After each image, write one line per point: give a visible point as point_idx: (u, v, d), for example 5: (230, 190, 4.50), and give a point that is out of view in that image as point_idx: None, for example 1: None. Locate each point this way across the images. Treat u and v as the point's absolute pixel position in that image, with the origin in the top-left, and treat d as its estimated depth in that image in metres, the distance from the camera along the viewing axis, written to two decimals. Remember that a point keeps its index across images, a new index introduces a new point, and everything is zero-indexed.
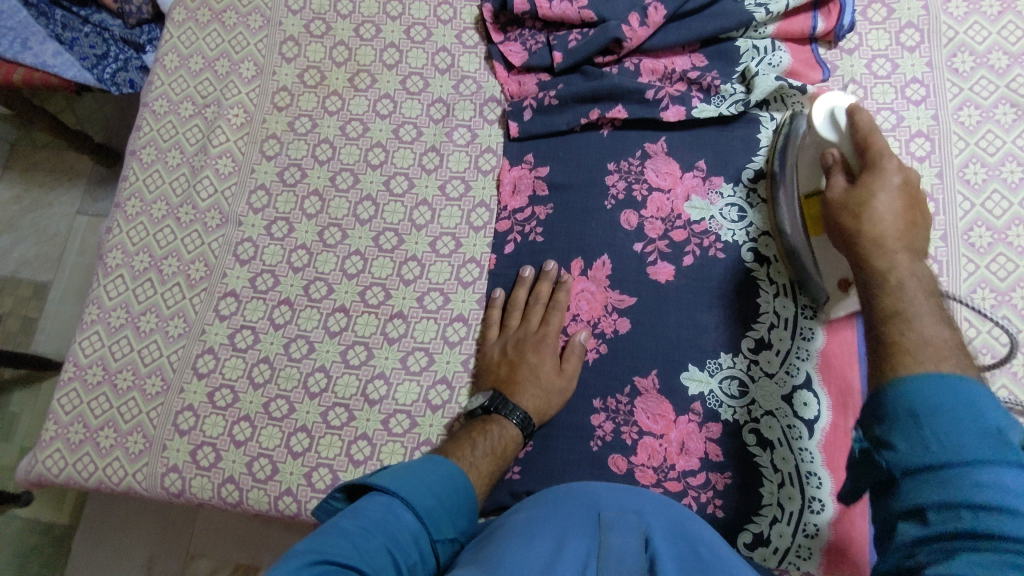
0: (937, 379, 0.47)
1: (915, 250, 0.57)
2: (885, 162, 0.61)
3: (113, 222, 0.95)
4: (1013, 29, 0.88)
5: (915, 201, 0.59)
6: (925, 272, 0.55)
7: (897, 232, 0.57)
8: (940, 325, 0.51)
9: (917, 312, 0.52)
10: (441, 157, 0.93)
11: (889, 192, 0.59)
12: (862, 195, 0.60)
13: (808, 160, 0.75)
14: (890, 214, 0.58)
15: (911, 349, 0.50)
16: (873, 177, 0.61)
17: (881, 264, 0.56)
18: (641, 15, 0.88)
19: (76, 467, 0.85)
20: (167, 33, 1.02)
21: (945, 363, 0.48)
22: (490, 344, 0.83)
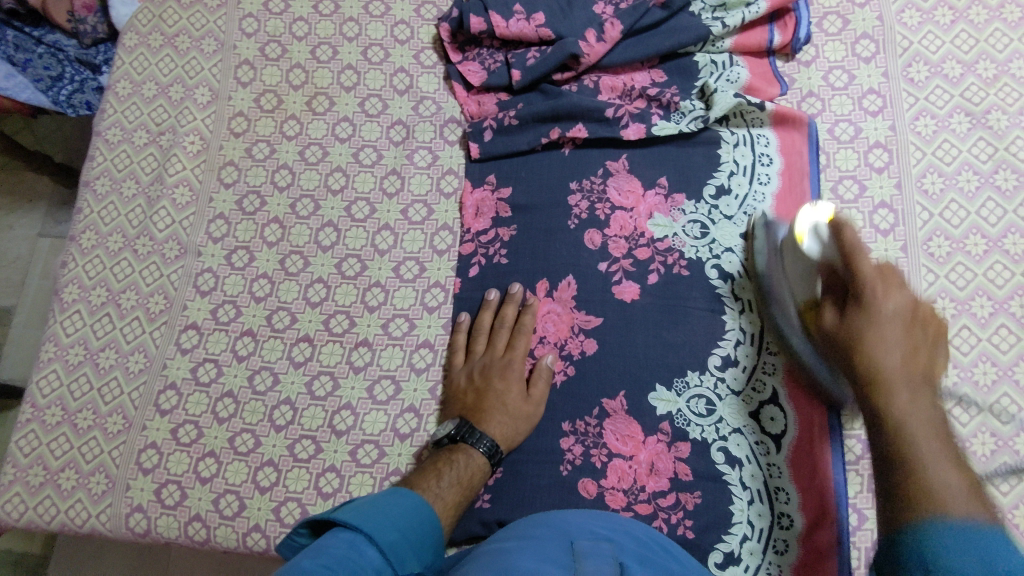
0: (941, 526, 0.44)
1: (914, 369, 0.54)
2: (880, 295, 0.58)
3: (68, 256, 0.93)
4: (965, 38, 0.89)
5: (915, 325, 0.56)
6: (929, 409, 0.52)
7: (901, 374, 0.54)
8: (953, 465, 0.48)
9: (924, 446, 0.49)
10: (402, 180, 0.92)
11: (883, 327, 0.56)
12: (854, 335, 0.57)
13: (793, 263, 0.75)
14: (894, 365, 0.54)
15: (942, 495, 0.46)
16: (867, 317, 0.57)
17: (880, 404, 0.53)
18: (598, 31, 0.88)
19: (36, 511, 0.83)
20: (118, 59, 1.00)
21: (957, 508, 0.45)
22: (456, 370, 0.82)
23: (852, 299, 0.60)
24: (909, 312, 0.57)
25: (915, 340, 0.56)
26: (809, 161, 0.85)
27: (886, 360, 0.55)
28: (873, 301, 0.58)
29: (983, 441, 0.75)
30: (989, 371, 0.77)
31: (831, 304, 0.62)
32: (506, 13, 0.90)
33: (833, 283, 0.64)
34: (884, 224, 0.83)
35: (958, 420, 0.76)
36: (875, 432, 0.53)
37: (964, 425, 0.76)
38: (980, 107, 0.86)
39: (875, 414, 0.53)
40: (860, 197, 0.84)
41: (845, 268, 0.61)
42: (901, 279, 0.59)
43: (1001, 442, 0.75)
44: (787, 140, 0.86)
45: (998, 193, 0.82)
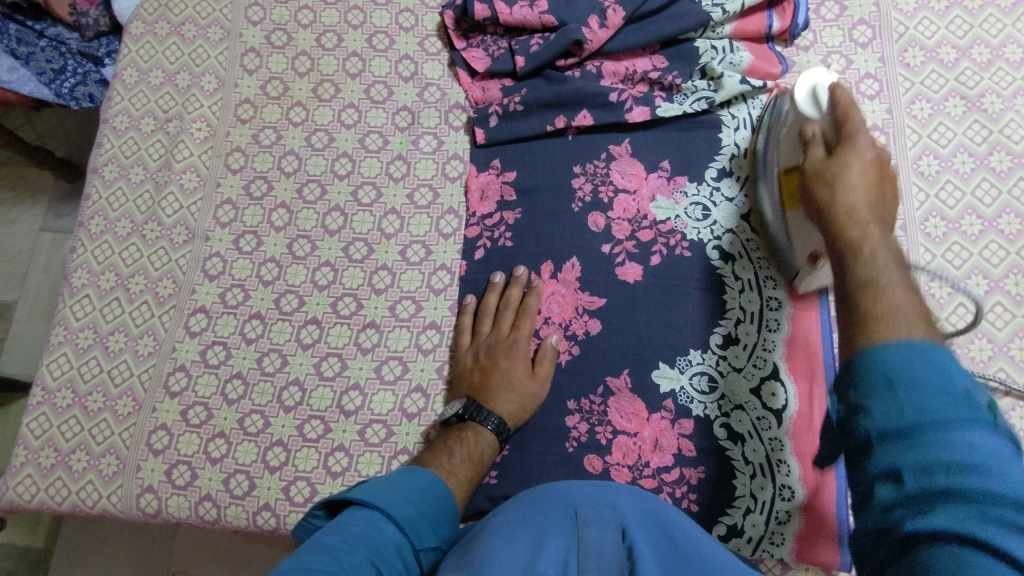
0: (905, 346, 0.44)
1: (876, 208, 0.57)
2: (860, 139, 0.62)
3: (77, 241, 0.94)
4: (960, 23, 0.90)
5: (882, 179, 0.59)
6: (899, 246, 0.53)
7: (866, 212, 0.56)
8: (909, 291, 0.49)
9: (880, 256, 0.52)
10: (408, 165, 0.93)
11: (854, 164, 0.60)
12: (829, 172, 0.60)
13: (787, 133, 0.76)
14: (858, 190, 0.58)
15: (885, 314, 0.47)
16: (849, 154, 0.61)
17: (854, 234, 0.55)
18: (601, 17, 0.89)
19: (48, 492, 0.84)
20: (125, 48, 1.01)
21: (917, 331, 0.45)
22: (463, 350, 0.84)
23: (833, 150, 0.63)
24: (879, 161, 0.60)
25: (881, 187, 0.59)
26: None
27: (847, 175, 0.59)
28: (839, 163, 0.60)
29: None
30: (985, 347, 0.78)
31: (816, 146, 0.65)
32: (510, 0, 0.91)
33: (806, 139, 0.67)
34: None
35: None
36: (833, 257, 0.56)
37: None
38: (974, 91, 0.87)
39: (851, 238, 0.55)
40: None
41: (834, 129, 0.66)
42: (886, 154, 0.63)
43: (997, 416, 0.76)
44: None
45: (992, 173, 0.84)
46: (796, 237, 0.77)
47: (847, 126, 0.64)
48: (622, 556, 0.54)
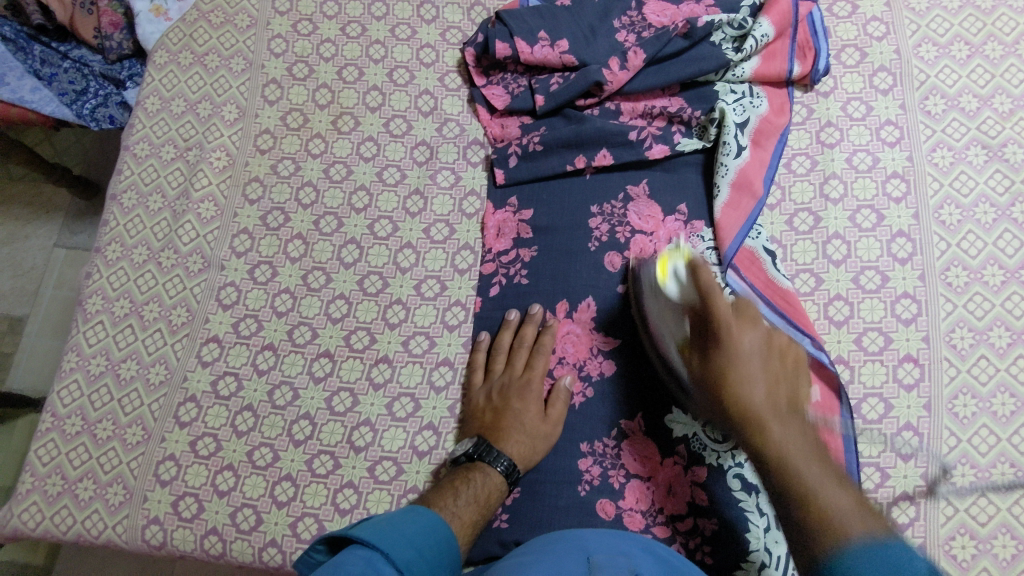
0: (866, 548, 0.48)
1: (779, 411, 0.59)
2: (732, 334, 0.63)
3: (93, 267, 0.94)
4: (981, 73, 0.90)
5: (772, 355, 0.63)
6: (799, 432, 0.58)
7: (772, 411, 0.59)
8: (834, 484, 0.54)
9: (802, 471, 0.55)
10: (425, 200, 0.93)
11: (743, 360, 0.62)
12: (740, 411, 0.60)
13: (669, 328, 0.74)
14: (764, 398, 0.60)
15: (842, 524, 0.51)
16: (721, 352, 0.63)
17: (760, 442, 0.58)
18: (621, 59, 0.90)
19: (53, 521, 0.83)
20: (148, 76, 1.02)
21: (856, 531, 0.50)
22: (475, 389, 0.83)
23: (711, 346, 0.64)
24: (763, 344, 0.63)
25: (773, 371, 0.62)
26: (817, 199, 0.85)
27: (752, 395, 0.60)
28: (729, 336, 0.63)
29: (1003, 471, 0.75)
30: (1007, 402, 0.77)
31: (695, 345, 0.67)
32: (531, 40, 0.92)
33: (694, 324, 0.68)
34: (902, 253, 0.84)
35: (977, 449, 0.76)
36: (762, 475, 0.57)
37: (983, 455, 0.76)
38: (996, 141, 0.87)
39: (776, 484, 0.56)
40: (878, 226, 0.85)
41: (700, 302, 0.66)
42: (753, 313, 0.65)
43: (1020, 472, 0.75)
44: None
45: (1015, 225, 0.83)
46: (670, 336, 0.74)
47: (719, 328, 0.64)
48: None
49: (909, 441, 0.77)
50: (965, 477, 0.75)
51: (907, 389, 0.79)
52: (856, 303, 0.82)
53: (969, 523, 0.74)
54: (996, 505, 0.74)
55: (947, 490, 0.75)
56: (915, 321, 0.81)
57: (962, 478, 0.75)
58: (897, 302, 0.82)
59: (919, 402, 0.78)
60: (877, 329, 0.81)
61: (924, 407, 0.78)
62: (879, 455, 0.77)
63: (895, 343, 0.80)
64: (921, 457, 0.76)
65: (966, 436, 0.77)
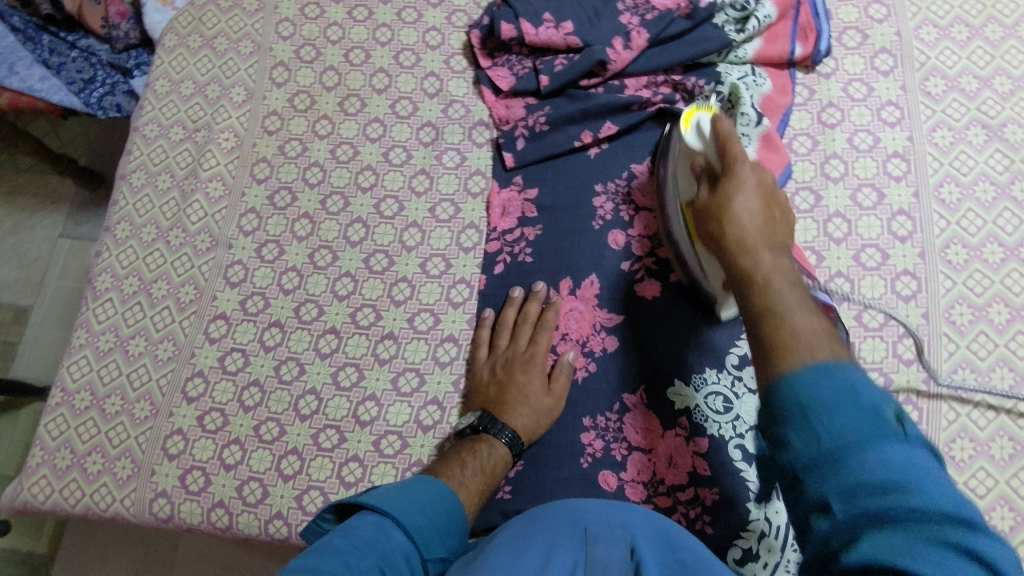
0: (812, 366, 0.46)
1: (768, 240, 0.59)
2: (739, 169, 0.64)
3: (102, 246, 0.95)
4: (981, 54, 0.91)
5: (771, 203, 0.62)
6: (787, 268, 0.57)
7: (763, 240, 0.59)
8: (811, 314, 0.51)
9: (778, 289, 0.54)
10: (431, 180, 0.94)
11: (744, 191, 0.62)
12: (735, 240, 0.60)
13: (683, 168, 0.77)
14: (754, 226, 0.60)
15: (796, 346, 0.48)
16: (728, 185, 0.64)
17: (746, 263, 0.58)
18: (625, 39, 0.91)
19: (62, 494, 0.84)
20: (158, 59, 1.03)
21: (820, 351, 0.47)
22: (480, 364, 0.84)
23: (720, 183, 0.65)
24: (761, 185, 0.64)
25: (769, 208, 0.62)
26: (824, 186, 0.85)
27: (745, 227, 0.60)
28: (738, 176, 0.64)
29: (1001, 445, 0.76)
30: (1006, 377, 0.78)
31: (706, 177, 0.69)
32: (536, 21, 0.93)
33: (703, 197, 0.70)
34: (902, 231, 0.84)
35: (976, 423, 0.77)
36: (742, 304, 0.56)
37: (982, 429, 0.76)
38: (996, 121, 0.88)
39: (758, 307, 0.54)
40: (879, 205, 0.86)
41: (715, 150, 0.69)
42: (763, 171, 0.66)
43: (1019, 446, 0.75)
44: None
45: (1014, 203, 0.84)
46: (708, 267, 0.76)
47: (728, 157, 0.66)
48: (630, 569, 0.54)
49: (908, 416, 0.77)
50: (964, 451, 0.76)
51: (906, 364, 0.79)
52: (856, 280, 0.83)
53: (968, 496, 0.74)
54: (994, 478, 0.75)
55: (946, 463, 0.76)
56: (915, 298, 0.82)
57: (961, 451, 0.76)
58: (897, 279, 0.83)
59: (919, 377, 0.79)
60: (877, 305, 0.82)
61: (923, 382, 0.78)
62: None
63: (895, 319, 0.81)
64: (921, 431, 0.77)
65: (966, 410, 0.77)
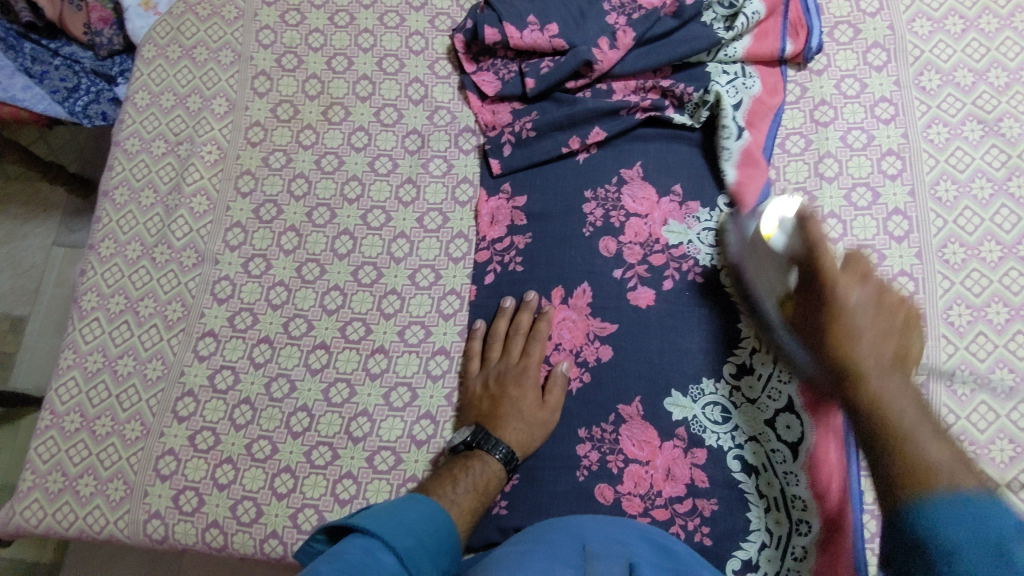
0: (950, 495, 0.43)
1: (883, 364, 0.55)
2: (844, 293, 0.63)
3: (87, 264, 0.94)
4: (976, 46, 0.89)
5: (883, 308, 0.61)
6: (904, 387, 0.53)
7: (874, 366, 0.55)
8: (940, 444, 0.47)
9: (902, 409, 0.50)
10: (418, 189, 0.93)
11: (854, 317, 0.60)
12: (837, 360, 0.58)
13: (767, 276, 0.76)
14: (868, 355, 0.56)
15: (929, 473, 0.45)
16: (830, 317, 0.62)
17: (856, 392, 0.54)
18: (611, 39, 0.89)
19: (55, 518, 0.83)
20: (137, 71, 1.01)
21: (962, 480, 0.44)
22: (472, 377, 0.83)
23: (818, 307, 0.64)
24: (874, 297, 0.62)
25: (885, 332, 0.59)
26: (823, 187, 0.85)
27: (856, 352, 0.57)
28: (837, 298, 0.63)
29: (1002, 447, 0.75)
30: (1005, 378, 0.77)
31: (802, 309, 0.68)
32: (520, 24, 0.91)
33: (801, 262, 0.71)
34: (898, 231, 0.83)
35: (975, 426, 0.76)
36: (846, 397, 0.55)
37: (982, 431, 0.75)
38: (992, 115, 0.86)
39: (859, 400, 0.53)
40: (874, 204, 0.85)
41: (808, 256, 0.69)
42: (868, 273, 0.65)
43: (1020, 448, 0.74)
44: None
45: (1012, 199, 0.83)
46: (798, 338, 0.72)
47: (826, 291, 0.64)
48: None
49: None
50: None
51: None
52: None
53: None
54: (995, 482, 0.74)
55: None
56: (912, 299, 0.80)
57: None
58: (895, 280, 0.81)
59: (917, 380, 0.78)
60: None
61: (921, 385, 0.77)
62: None
63: None
64: None
65: (965, 413, 0.76)
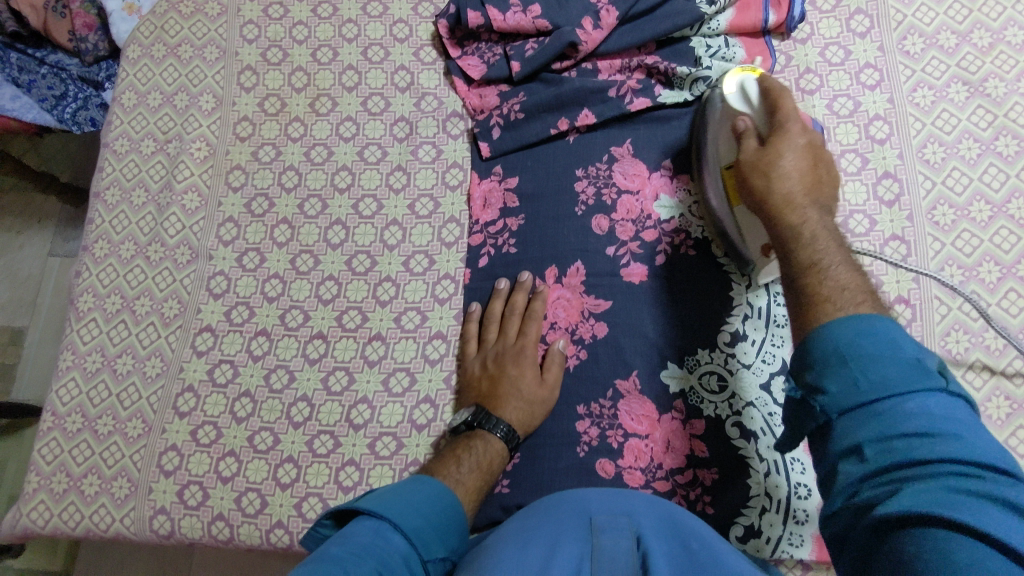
0: (850, 323, 0.51)
1: (809, 193, 0.62)
2: (789, 125, 0.65)
3: (82, 266, 0.94)
4: (958, 9, 0.89)
5: (817, 163, 0.64)
6: (828, 225, 0.60)
7: (803, 195, 0.62)
8: (850, 270, 0.56)
9: (832, 269, 0.56)
10: (408, 176, 0.93)
11: (793, 153, 0.63)
12: (769, 155, 0.64)
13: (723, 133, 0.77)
14: (791, 180, 0.62)
15: (831, 295, 0.54)
16: (779, 138, 0.64)
17: (793, 220, 0.60)
18: (594, 18, 0.89)
19: (62, 517, 0.84)
20: (123, 72, 1.02)
21: (849, 307, 0.53)
22: (470, 359, 0.83)
23: (771, 132, 0.66)
24: (812, 147, 0.64)
25: (815, 172, 0.63)
26: None
27: (788, 187, 0.62)
28: (773, 147, 0.64)
29: (998, 404, 0.75)
30: (1000, 335, 0.77)
31: (750, 136, 0.68)
32: (502, 7, 0.91)
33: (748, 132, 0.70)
34: (888, 195, 0.84)
35: (972, 384, 0.76)
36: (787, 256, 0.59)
37: (979, 389, 0.76)
38: (977, 76, 0.86)
39: (805, 263, 0.58)
40: (863, 169, 0.85)
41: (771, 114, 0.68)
42: (812, 134, 0.66)
43: (1016, 405, 0.75)
44: None
45: (999, 158, 0.83)
46: (747, 231, 0.76)
47: (778, 116, 0.67)
48: (635, 558, 0.54)
49: None
50: None
51: None
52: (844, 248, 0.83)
53: None
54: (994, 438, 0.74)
55: None
56: (904, 263, 0.81)
57: None
58: (886, 244, 0.82)
59: None
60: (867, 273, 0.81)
61: None
62: None
63: (885, 287, 0.80)
64: None
65: (960, 372, 0.77)
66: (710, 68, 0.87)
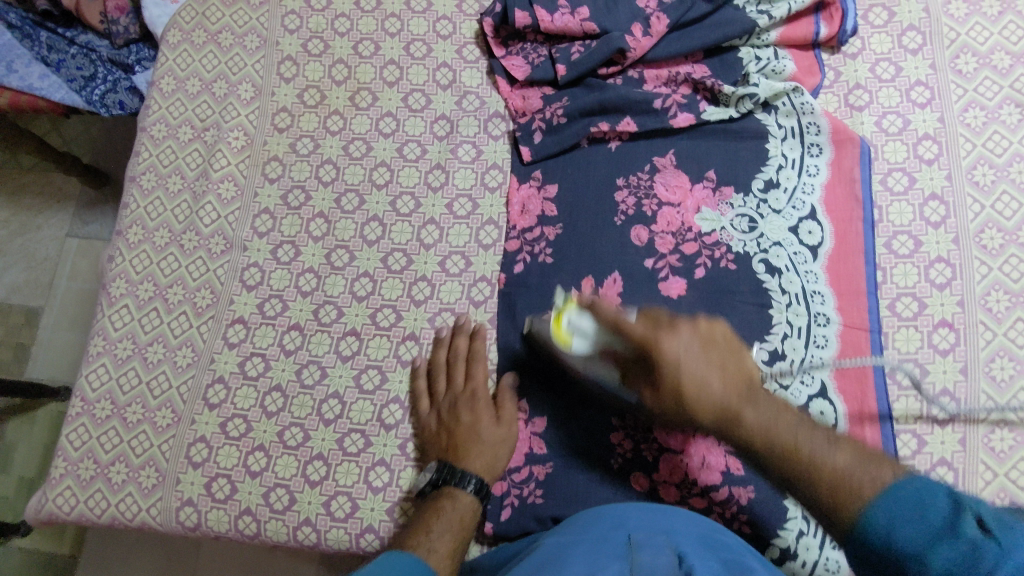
0: (885, 497, 0.50)
1: (742, 393, 0.60)
2: (664, 346, 0.62)
3: (115, 251, 0.93)
4: (1014, 29, 0.88)
5: (710, 346, 0.63)
6: (772, 407, 0.59)
7: (733, 397, 0.60)
8: (831, 445, 0.55)
9: (813, 451, 0.55)
10: (447, 175, 0.92)
11: (687, 355, 0.61)
12: (674, 394, 0.61)
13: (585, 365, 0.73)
14: (722, 394, 0.60)
15: (797, 440, 0.56)
16: (666, 376, 0.61)
17: (743, 432, 0.58)
18: (644, 25, 0.88)
19: (88, 505, 0.83)
20: (162, 57, 1.01)
21: (867, 480, 0.52)
22: (424, 415, 0.81)
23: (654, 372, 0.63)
24: (695, 338, 0.63)
25: (716, 356, 0.62)
26: (862, 174, 0.84)
27: (712, 393, 0.60)
28: (658, 346, 0.62)
29: None
30: None
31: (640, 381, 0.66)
32: (551, 8, 0.90)
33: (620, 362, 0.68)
34: (935, 216, 0.82)
35: (1015, 413, 0.75)
36: (758, 452, 0.58)
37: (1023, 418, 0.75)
38: None
39: (759, 433, 0.58)
40: (910, 189, 0.84)
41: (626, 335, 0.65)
42: (675, 322, 0.64)
43: None
44: (840, 155, 0.85)
45: None
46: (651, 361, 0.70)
47: (639, 335, 0.63)
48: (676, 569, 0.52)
49: (945, 407, 0.76)
50: (1004, 441, 0.75)
51: (942, 354, 0.78)
52: (889, 268, 0.81)
53: (1009, 487, 0.73)
54: None
55: (986, 455, 0.74)
56: (950, 286, 0.80)
57: (1001, 441, 0.75)
58: (931, 266, 0.81)
59: (955, 367, 0.77)
60: (911, 294, 0.80)
61: (960, 372, 0.77)
62: (916, 421, 0.76)
63: (929, 309, 0.79)
64: (959, 423, 0.75)
65: (1004, 400, 0.76)
66: (758, 84, 0.86)
